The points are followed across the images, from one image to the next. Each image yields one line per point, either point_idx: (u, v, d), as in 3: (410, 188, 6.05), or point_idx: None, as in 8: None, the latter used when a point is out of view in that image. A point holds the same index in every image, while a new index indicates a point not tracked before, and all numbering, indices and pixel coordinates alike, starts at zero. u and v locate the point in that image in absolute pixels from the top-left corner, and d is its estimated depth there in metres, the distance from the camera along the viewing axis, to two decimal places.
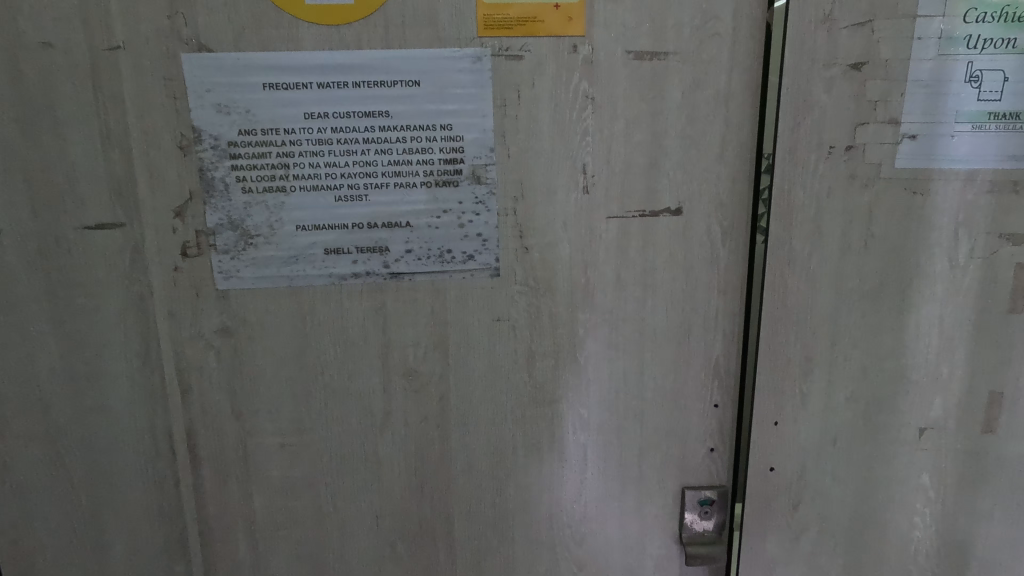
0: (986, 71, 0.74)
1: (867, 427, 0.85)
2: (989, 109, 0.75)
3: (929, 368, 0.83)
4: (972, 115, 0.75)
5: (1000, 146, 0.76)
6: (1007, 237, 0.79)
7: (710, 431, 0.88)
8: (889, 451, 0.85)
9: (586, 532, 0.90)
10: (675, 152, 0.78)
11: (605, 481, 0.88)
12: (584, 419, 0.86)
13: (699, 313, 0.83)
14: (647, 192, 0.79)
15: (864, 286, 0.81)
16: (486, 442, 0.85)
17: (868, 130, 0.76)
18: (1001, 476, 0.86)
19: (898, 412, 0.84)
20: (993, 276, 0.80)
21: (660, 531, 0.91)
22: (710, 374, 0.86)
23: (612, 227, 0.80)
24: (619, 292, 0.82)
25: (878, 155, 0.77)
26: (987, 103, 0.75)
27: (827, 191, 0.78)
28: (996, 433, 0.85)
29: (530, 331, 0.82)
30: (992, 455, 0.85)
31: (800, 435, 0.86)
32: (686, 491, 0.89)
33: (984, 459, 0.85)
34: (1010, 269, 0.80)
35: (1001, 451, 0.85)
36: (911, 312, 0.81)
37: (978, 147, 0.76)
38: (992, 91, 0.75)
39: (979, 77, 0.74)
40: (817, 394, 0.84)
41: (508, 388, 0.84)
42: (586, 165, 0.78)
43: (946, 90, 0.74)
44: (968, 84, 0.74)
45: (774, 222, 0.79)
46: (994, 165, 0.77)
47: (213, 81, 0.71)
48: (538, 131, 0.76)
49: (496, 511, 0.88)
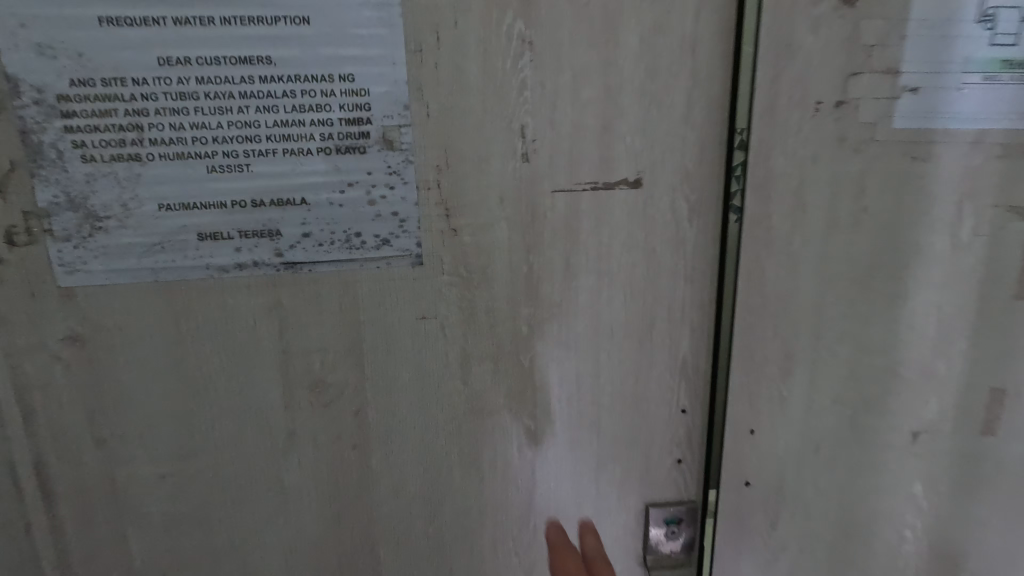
0: (1001, 9, 0.62)
1: (855, 431, 0.74)
2: (1002, 55, 0.63)
3: (924, 363, 0.72)
4: (983, 63, 0.63)
5: (1012, 101, 0.65)
6: (1015, 210, 0.68)
7: (677, 440, 0.76)
8: (878, 458, 0.75)
9: (537, 559, 0.78)
10: (632, 113, 0.65)
11: (557, 500, 0.76)
12: (532, 431, 0.73)
13: (663, 305, 0.71)
14: (599, 162, 0.66)
15: (853, 271, 0.69)
16: (416, 462, 0.72)
17: (862, 82, 0.64)
18: (1000, 481, 0.76)
19: (890, 413, 0.74)
20: (999, 256, 0.69)
21: (621, 553, 0.80)
22: (676, 375, 0.74)
23: (560, 204, 0.66)
24: (569, 281, 0.69)
25: (873, 113, 0.65)
26: (1000, 48, 0.63)
27: (811, 157, 0.66)
28: (997, 435, 0.75)
29: (463, 329, 0.68)
30: (991, 458, 0.76)
31: (778, 444, 0.75)
32: (651, 509, 0.78)
33: (983, 463, 0.76)
34: (1017, 248, 0.69)
35: (1001, 453, 0.76)
36: (906, 300, 0.70)
37: (988, 103, 0.65)
38: (1006, 35, 0.63)
39: (993, 16, 0.62)
40: (797, 395, 0.73)
41: (440, 398, 0.70)
42: (525, 127, 0.64)
43: (954, 33, 0.62)
44: (980, 25, 0.62)
45: (750, 196, 0.67)
46: (1005, 124, 0.65)
47: (29, 14, 0.54)
48: (465, 83, 0.62)
49: (432, 541, 0.75)
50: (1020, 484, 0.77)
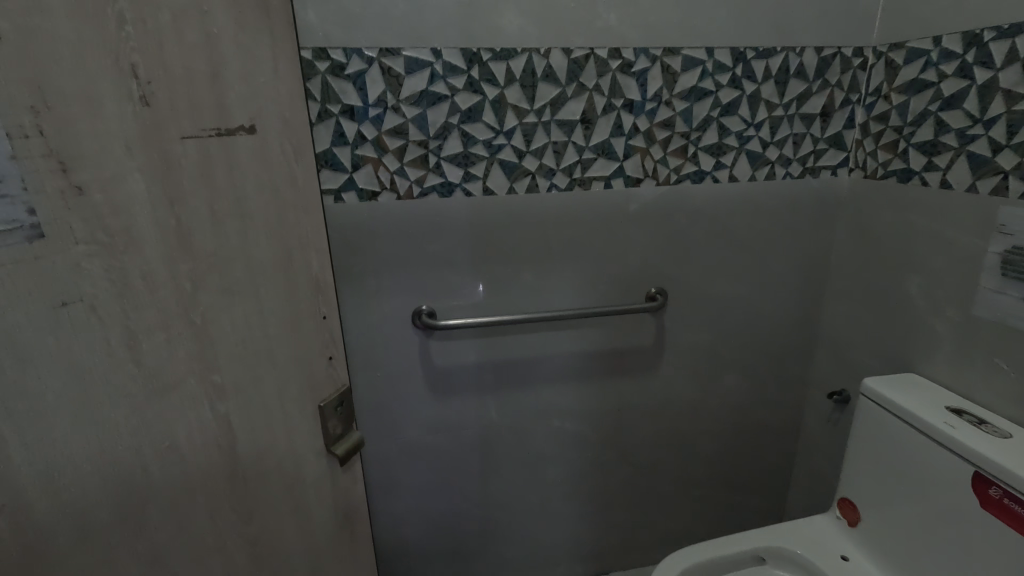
0: (428, 110, 1.65)
1: (437, 289, 1.82)
2: (413, 112, 1.65)
3: (411, 252, 1.77)
4: (419, 119, 1.66)
5: (427, 121, 1.66)
6: (417, 180, 1.71)
7: (326, 341, 0.96)
8: (401, 287, 1.80)
9: (249, 489, 0.86)
10: (233, 62, 0.74)
11: (253, 430, 0.85)
12: (215, 372, 0.78)
13: (294, 233, 0.86)
14: (217, 108, 0.72)
15: (393, 228, 1.73)
16: (91, 472, 0.66)
17: (400, 138, 1.67)
18: (436, 295, 1.83)
19: (406, 269, 1.78)
20: (418, 206, 1.73)
21: (311, 451, 0.97)
22: (317, 290, 0.92)
23: (191, 151, 0.70)
24: (217, 227, 0.74)
25: (396, 151, 1.67)
26: (411, 108, 1.64)
27: (383, 170, 1.68)
28: (430, 271, 1.80)
29: (116, 290, 0.65)
30: (438, 283, 1.82)
31: (395, 292, 1.80)
32: (323, 406, 0.97)
33: (433, 287, 1.82)
34: (418, 207, 1.73)
35: (437, 282, 1.82)
36: (393, 239, 1.74)
37: (421, 125, 1.67)
38: (424, 112, 1.65)
39: (401, 109, 1.64)
40: (432, 271, 1.81)
41: (120, 364, 0.66)
42: (136, 65, 0.63)
43: (433, 112, 1.66)
44: (418, 115, 1.65)
45: (369, 183, 1.68)
46: (419, 133, 1.67)
47: None
48: (44, 16, 0.55)
49: (148, 547, 0.73)
50: (435, 295, 1.83)
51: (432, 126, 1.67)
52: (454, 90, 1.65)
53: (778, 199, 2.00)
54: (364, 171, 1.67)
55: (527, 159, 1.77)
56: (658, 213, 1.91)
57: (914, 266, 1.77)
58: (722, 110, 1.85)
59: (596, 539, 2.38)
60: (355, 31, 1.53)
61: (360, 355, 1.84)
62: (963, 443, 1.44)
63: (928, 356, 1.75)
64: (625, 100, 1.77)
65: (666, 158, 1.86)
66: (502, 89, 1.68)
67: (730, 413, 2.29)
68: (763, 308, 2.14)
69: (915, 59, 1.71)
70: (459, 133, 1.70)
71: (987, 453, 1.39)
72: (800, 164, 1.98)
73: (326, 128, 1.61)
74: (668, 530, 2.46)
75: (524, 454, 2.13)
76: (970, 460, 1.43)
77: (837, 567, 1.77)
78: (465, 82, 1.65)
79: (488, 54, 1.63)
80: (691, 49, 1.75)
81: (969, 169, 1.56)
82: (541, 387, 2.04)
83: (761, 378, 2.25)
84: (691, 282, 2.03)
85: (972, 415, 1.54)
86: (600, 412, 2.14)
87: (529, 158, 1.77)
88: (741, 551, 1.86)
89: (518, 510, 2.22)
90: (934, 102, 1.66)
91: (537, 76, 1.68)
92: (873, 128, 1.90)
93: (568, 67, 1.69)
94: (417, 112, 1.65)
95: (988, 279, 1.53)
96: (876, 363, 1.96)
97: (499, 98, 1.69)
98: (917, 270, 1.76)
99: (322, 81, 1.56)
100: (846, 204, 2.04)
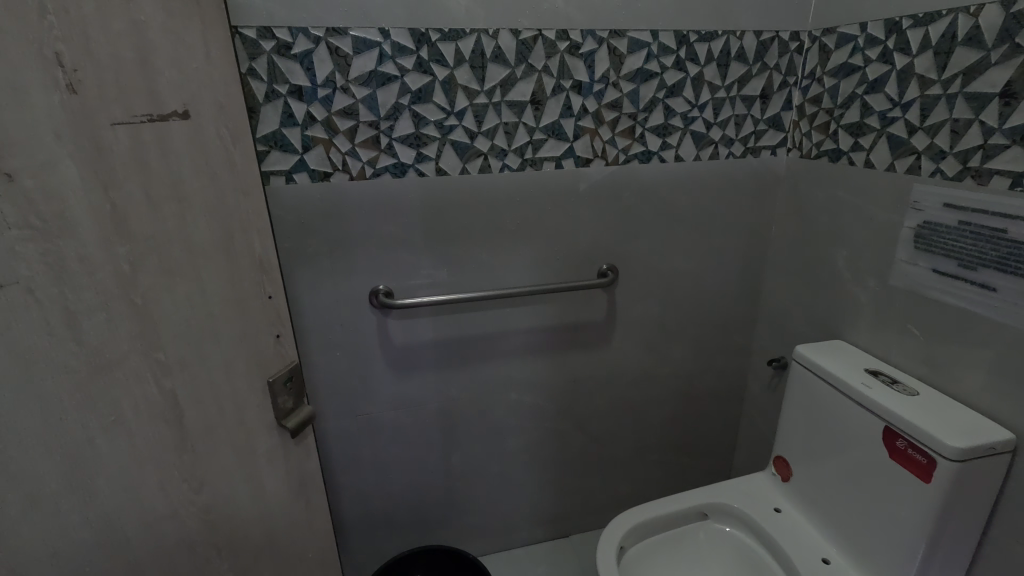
0: (377, 91, 1.66)
1: (394, 267, 1.86)
2: (362, 94, 1.65)
3: (365, 233, 1.79)
4: (369, 100, 1.66)
5: (378, 101, 1.67)
6: (369, 160, 1.72)
7: (273, 320, 1.01)
8: (356, 266, 1.82)
9: (200, 458, 0.92)
10: (164, 51, 0.77)
11: (199, 402, 0.90)
12: (159, 347, 0.82)
13: (234, 215, 0.90)
14: (147, 95, 0.76)
15: (347, 208, 1.75)
16: (36, 444, 0.71)
17: (349, 118, 1.67)
18: (393, 274, 1.86)
19: (361, 248, 1.81)
20: (372, 186, 1.75)
21: (261, 424, 1.02)
22: (261, 271, 0.96)
23: (123, 138, 0.74)
24: (153, 210, 0.78)
25: (347, 131, 1.68)
26: (360, 89, 1.64)
27: (334, 151, 1.69)
28: (387, 251, 1.83)
29: (54, 269, 0.69)
30: (395, 262, 1.86)
31: (353, 272, 1.83)
32: (271, 382, 1.02)
33: (390, 266, 1.85)
34: (371, 187, 1.75)
35: (394, 261, 1.85)
36: (346, 219, 1.76)
37: (371, 105, 1.68)
38: (373, 93, 1.66)
39: (349, 89, 1.64)
40: (388, 250, 1.83)
41: (59, 338, 0.71)
42: (61, 55, 0.67)
43: (383, 93, 1.67)
44: (367, 97, 1.66)
45: (321, 165, 1.69)
46: (370, 114, 1.68)
47: None
48: None
49: (98, 513, 0.79)
50: (392, 275, 1.87)
51: (382, 107, 1.68)
52: (404, 71, 1.66)
53: (721, 178, 2.10)
54: (315, 152, 1.67)
55: (478, 140, 1.80)
56: (609, 191, 1.98)
57: (841, 241, 1.91)
58: (667, 91, 1.92)
59: (556, 502, 2.51)
60: (299, 10, 1.52)
61: (318, 334, 1.87)
62: (877, 402, 1.58)
63: (851, 323, 1.90)
64: (574, 82, 1.82)
65: (615, 139, 1.93)
66: (452, 69, 1.69)
67: (680, 382, 2.42)
68: (709, 282, 2.26)
69: (845, 44, 1.81)
70: (410, 113, 1.72)
71: (896, 408, 1.53)
72: (742, 144, 2.07)
73: (275, 109, 1.60)
74: (624, 492, 2.61)
75: (484, 426, 2.22)
76: (883, 418, 1.56)
77: (770, 518, 1.92)
78: (414, 63, 1.66)
79: (436, 35, 1.64)
80: (636, 32, 1.80)
81: (888, 150, 1.68)
82: (498, 361, 2.11)
83: (708, 348, 2.39)
84: (641, 258, 2.12)
85: (886, 376, 1.69)
86: (556, 384, 2.23)
87: (480, 139, 1.80)
88: (686, 507, 2.00)
89: (479, 479, 2.32)
90: (861, 85, 1.77)
91: (486, 58, 1.71)
92: (809, 110, 2.00)
93: (516, 48, 1.72)
94: (367, 93, 1.66)
95: (902, 252, 1.66)
96: (807, 331, 2.12)
97: (449, 78, 1.70)
98: (844, 244, 1.90)
99: (268, 60, 1.55)
100: (785, 182, 2.16)
